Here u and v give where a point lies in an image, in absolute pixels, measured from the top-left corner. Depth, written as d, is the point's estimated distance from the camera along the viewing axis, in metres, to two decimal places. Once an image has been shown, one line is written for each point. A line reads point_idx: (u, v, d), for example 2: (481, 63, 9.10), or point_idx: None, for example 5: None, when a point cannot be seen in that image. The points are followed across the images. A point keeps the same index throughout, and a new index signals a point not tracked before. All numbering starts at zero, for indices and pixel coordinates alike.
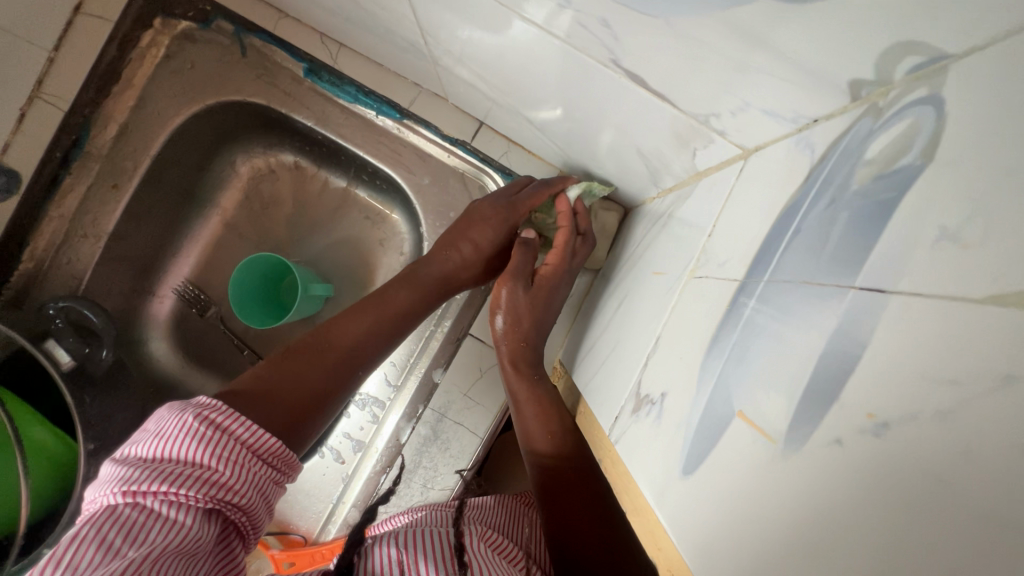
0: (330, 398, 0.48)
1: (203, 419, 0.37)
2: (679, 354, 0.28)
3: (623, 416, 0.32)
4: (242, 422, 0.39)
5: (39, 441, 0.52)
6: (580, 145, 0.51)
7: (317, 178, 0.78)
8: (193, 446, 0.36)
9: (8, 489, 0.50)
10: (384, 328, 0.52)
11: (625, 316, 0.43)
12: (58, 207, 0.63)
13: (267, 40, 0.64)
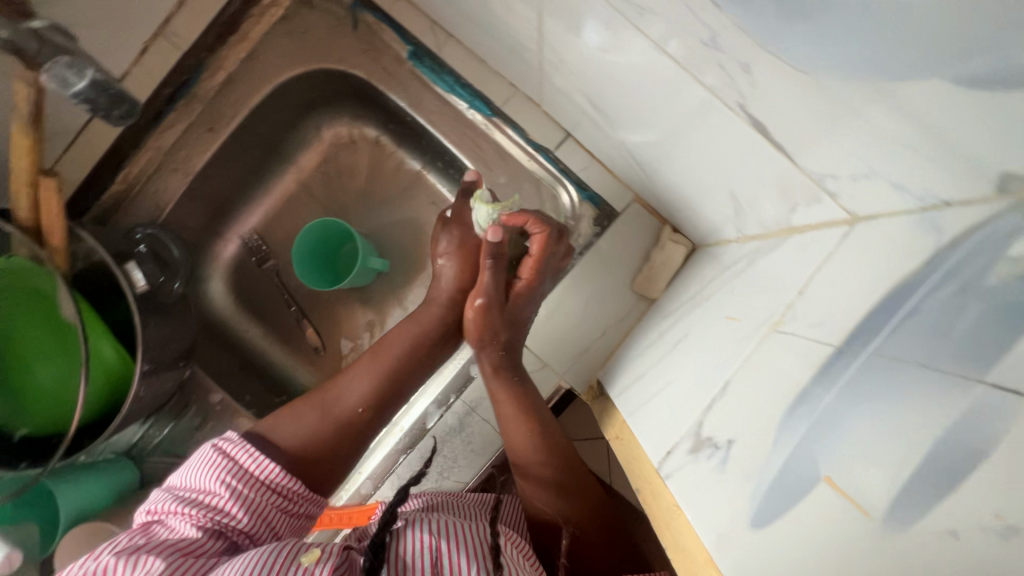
0: (335, 451, 0.56)
1: (220, 452, 0.48)
2: (755, 407, 0.29)
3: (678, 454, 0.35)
4: (250, 453, 0.49)
5: (105, 356, 0.55)
6: (666, 176, 0.51)
7: (394, 157, 0.80)
8: (208, 475, 0.47)
9: (67, 393, 0.53)
10: (380, 392, 0.59)
11: (682, 355, 0.42)
12: (158, 138, 0.67)
13: (380, 18, 0.65)
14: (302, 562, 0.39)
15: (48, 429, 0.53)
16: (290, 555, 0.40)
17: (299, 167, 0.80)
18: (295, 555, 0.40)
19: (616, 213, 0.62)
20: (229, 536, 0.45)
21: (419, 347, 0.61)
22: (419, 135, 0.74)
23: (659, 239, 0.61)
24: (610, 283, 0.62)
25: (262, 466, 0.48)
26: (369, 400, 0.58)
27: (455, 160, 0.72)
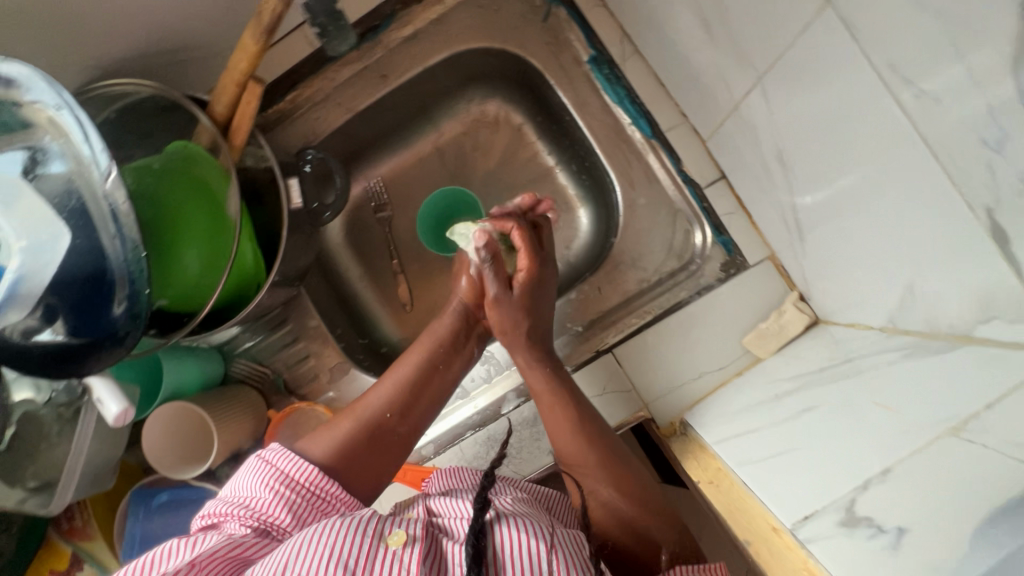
0: (367, 454, 0.58)
1: (264, 458, 0.53)
2: (946, 506, 0.33)
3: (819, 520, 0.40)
4: (289, 458, 0.53)
5: (242, 259, 0.59)
6: (825, 247, 0.51)
7: (531, 148, 0.81)
8: (253, 479, 0.52)
9: (204, 283, 0.57)
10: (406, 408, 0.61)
11: (817, 426, 0.44)
12: (335, 72, 0.71)
13: (573, 17, 0.67)
14: (389, 545, 0.47)
15: (184, 306, 0.58)
16: (377, 538, 0.47)
17: (440, 131, 0.82)
18: (380, 537, 0.48)
19: (746, 265, 0.62)
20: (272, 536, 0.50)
21: (431, 365, 0.64)
22: (568, 133, 0.75)
23: (783, 302, 0.60)
24: (720, 330, 0.62)
25: (302, 470, 0.53)
26: (392, 406, 0.60)
27: (596, 166, 0.72)
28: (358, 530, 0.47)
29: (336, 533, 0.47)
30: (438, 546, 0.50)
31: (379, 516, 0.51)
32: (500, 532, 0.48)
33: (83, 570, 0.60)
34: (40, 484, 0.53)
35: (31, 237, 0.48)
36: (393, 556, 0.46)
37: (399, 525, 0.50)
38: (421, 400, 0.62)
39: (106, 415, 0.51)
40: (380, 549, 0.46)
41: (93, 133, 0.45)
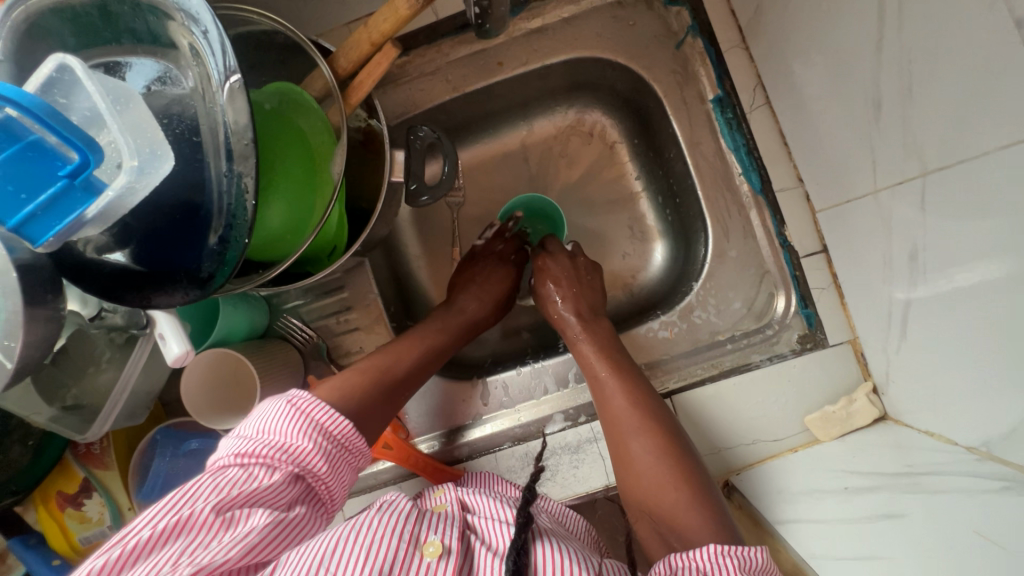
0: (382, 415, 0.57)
1: (295, 404, 0.50)
2: None
3: None
4: (324, 409, 0.50)
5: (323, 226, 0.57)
6: (928, 353, 0.50)
7: (620, 169, 0.79)
8: (289, 424, 0.48)
9: (283, 239, 0.55)
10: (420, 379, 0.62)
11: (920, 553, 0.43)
12: (450, 49, 0.68)
13: (708, 52, 0.65)
14: (424, 556, 0.45)
15: (261, 256, 0.56)
16: (412, 546, 0.45)
17: (532, 130, 0.79)
18: (416, 545, 0.45)
19: (825, 344, 0.61)
20: (306, 484, 0.47)
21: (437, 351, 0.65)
22: (666, 165, 0.73)
23: (855, 390, 0.59)
24: (784, 403, 0.61)
25: (339, 423, 0.50)
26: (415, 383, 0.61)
27: (690, 206, 0.70)
28: (394, 534, 0.45)
29: (374, 533, 0.45)
30: (471, 551, 0.47)
31: (414, 517, 0.49)
32: (541, 547, 0.46)
33: (92, 498, 0.58)
34: (77, 403, 0.52)
35: (138, 159, 0.42)
36: (427, 567, 0.44)
37: (436, 533, 0.47)
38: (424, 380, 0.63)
39: (167, 354, 0.48)
40: (416, 559, 0.44)
41: (232, 65, 0.42)
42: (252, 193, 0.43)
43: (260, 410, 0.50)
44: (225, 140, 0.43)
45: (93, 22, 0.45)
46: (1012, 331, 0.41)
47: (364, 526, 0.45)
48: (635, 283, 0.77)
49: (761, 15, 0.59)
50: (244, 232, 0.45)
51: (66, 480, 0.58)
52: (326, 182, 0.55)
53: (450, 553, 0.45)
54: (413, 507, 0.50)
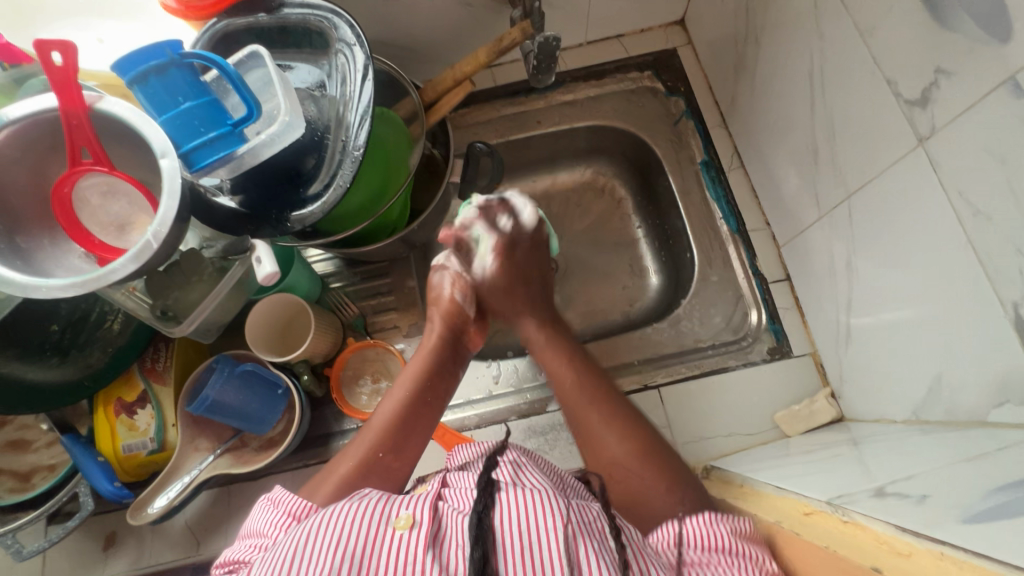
0: (371, 475, 0.57)
1: (268, 501, 0.56)
2: (944, 481, 0.36)
3: (854, 495, 0.39)
4: (286, 497, 0.54)
5: (387, 210, 0.72)
6: (867, 347, 0.61)
7: (625, 217, 0.94)
8: (261, 522, 0.54)
9: (357, 215, 0.69)
10: (393, 432, 0.61)
11: (850, 463, 0.50)
12: (501, 108, 0.89)
13: (698, 129, 0.85)
14: (395, 528, 0.47)
15: (336, 224, 0.70)
16: (383, 522, 0.47)
17: (555, 180, 0.97)
18: (387, 521, 0.47)
19: (790, 354, 0.72)
20: None
21: (417, 399, 0.64)
22: (662, 214, 0.89)
23: (816, 394, 0.69)
24: (756, 403, 0.71)
25: (301, 505, 0.53)
26: (382, 441, 0.60)
27: (680, 245, 0.85)
28: (365, 518, 0.47)
29: (341, 518, 0.47)
30: (442, 517, 0.49)
31: (386, 499, 0.51)
32: (497, 520, 0.46)
33: (144, 409, 0.66)
34: (167, 313, 0.63)
35: (288, 115, 0.58)
36: (398, 539, 0.46)
37: (406, 509, 0.49)
38: (409, 433, 0.62)
39: (259, 272, 0.60)
40: (387, 533, 0.46)
41: (366, 60, 0.60)
42: (360, 156, 0.59)
43: (256, 508, 0.57)
44: (349, 118, 0.60)
45: (271, 36, 0.65)
46: (911, 309, 0.53)
47: (333, 514, 0.47)
48: (632, 309, 0.89)
49: (735, 102, 0.79)
50: (345, 179, 0.59)
51: (128, 389, 0.67)
52: (398, 175, 0.71)
53: (418, 525, 0.47)
54: (383, 494, 0.52)
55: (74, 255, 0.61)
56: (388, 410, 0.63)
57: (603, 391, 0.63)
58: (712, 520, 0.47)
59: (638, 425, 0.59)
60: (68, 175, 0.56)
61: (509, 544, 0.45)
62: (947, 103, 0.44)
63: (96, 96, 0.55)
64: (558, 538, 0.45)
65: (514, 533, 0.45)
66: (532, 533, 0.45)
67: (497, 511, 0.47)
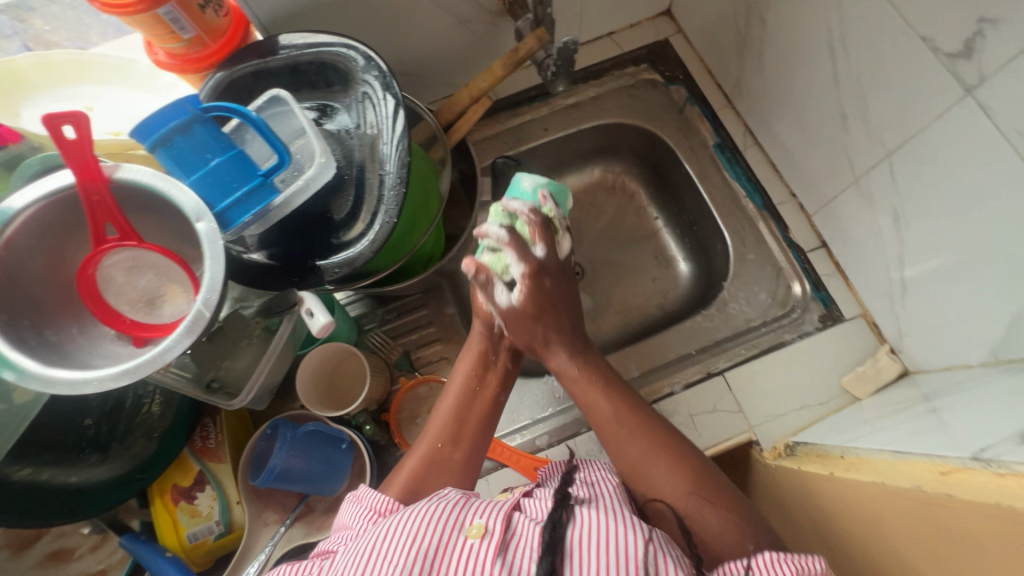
0: (435, 465, 0.56)
1: (353, 497, 0.54)
2: None
3: (999, 446, 0.39)
4: (371, 493, 0.52)
5: (422, 246, 0.69)
6: (925, 299, 0.62)
7: (641, 210, 0.94)
8: (350, 510, 0.52)
9: (393, 256, 0.65)
10: (451, 425, 0.59)
11: (953, 413, 0.51)
12: (506, 120, 0.88)
13: (705, 114, 0.86)
14: (468, 537, 0.44)
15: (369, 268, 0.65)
16: (457, 529, 0.44)
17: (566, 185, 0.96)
18: (460, 529, 0.44)
19: (842, 318, 0.73)
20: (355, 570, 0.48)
21: (467, 389, 0.61)
22: (681, 202, 0.89)
23: (876, 353, 0.70)
24: (821, 372, 0.71)
25: (389, 503, 0.51)
26: (442, 433, 0.58)
27: (707, 229, 0.85)
28: (441, 521, 0.45)
29: (417, 521, 0.44)
30: (516, 523, 0.46)
31: (462, 504, 0.47)
32: (572, 529, 0.44)
33: (205, 492, 0.62)
34: (214, 383, 0.59)
35: (324, 158, 0.55)
36: (470, 549, 0.43)
37: (480, 516, 0.46)
38: (468, 424, 0.59)
39: (312, 325, 0.58)
40: (459, 541, 0.43)
41: (394, 91, 0.58)
42: (403, 185, 0.56)
43: (339, 515, 0.55)
44: (382, 149, 0.58)
45: (282, 78, 0.62)
46: (974, 254, 0.54)
47: (414, 515, 0.45)
48: (668, 300, 0.89)
49: (742, 82, 0.80)
50: (389, 215, 0.56)
51: (181, 474, 0.63)
52: (431, 208, 0.67)
53: (491, 534, 0.44)
54: (462, 496, 0.49)
55: (107, 338, 0.56)
56: (447, 406, 0.61)
57: (664, 433, 0.56)
58: (775, 560, 0.43)
59: (706, 474, 0.52)
60: (93, 256, 0.52)
61: (588, 545, 0.42)
62: (995, 51, 0.45)
63: (113, 166, 0.51)
64: (635, 549, 0.42)
65: (588, 542, 0.42)
66: (607, 538, 0.42)
67: (574, 522, 0.44)
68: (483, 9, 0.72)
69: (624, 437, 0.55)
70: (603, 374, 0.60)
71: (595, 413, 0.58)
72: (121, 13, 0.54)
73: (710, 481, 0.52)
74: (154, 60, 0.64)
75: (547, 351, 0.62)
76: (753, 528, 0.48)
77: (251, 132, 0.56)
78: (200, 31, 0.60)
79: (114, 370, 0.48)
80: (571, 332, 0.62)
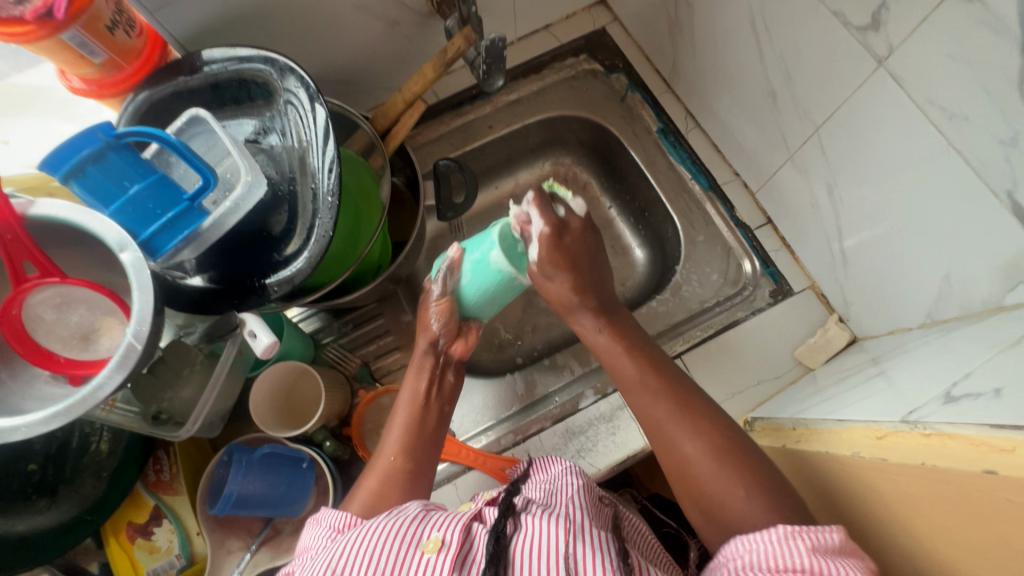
0: (394, 477, 0.56)
1: (312, 520, 0.53)
2: (1006, 370, 0.38)
3: (926, 407, 0.41)
4: (328, 513, 0.52)
5: (370, 256, 0.68)
6: (865, 267, 0.64)
7: (594, 200, 0.95)
8: (310, 533, 0.52)
9: (338, 267, 0.64)
10: (406, 440, 0.58)
11: (893, 376, 0.52)
12: (449, 121, 0.87)
13: (646, 100, 0.86)
14: (424, 552, 0.44)
15: (315, 283, 0.64)
16: (412, 544, 0.44)
17: (518, 181, 0.95)
18: (416, 543, 0.44)
19: (792, 292, 0.74)
20: None
21: (418, 402, 0.61)
22: (631, 189, 0.90)
23: (826, 323, 0.72)
24: (774, 346, 0.72)
25: (349, 520, 0.51)
26: (397, 447, 0.58)
27: (658, 214, 0.86)
28: (398, 538, 0.44)
29: (373, 538, 0.44)
30: (472, 534, 0.46)
31: (421, 518, 0.47)
32: (518, 541, 0.44)
33: (161, 526, 0.61)
34: (162, 416, 0.58)
35: (251, 174, 0.54)
36: (427, 564, 0.43)
37: (438, 529, 0.46)
38: (419, 438, 0.59)
39: (257, 346, 0.57)
40: (413, 556, 0.43)
41: (318, 99, 0.57)
42: (335, 196, 0.55)
43: (300, 540, 0.53)
44: (313, 160, 0.57)
45: (205, 97, 0.61)
46: (902, 221, 0.56)
47: (370, 531, 0.45)
48: (626, 288, 0.89)
49: (679, 65, 0.81)
50: (326, 228, 0.55)
51: (136, 511, 0.62)
52: (371, 213, 0.66)
53: (448, 547, 0.44)
54: (421, 509, 0.49)
55: (41, 380, 0.54)
56: (398, 423, 0.60)
57: (693, 403, 0.55)
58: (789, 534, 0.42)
59: (732, 435, 0.52)
60: (14, 296, 0.50)
61: (535, 551, 0.43)
62: (899, 21, 0.47)
63: (27, 203, 0.49)
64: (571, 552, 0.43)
65: (532, 555, 0.43)
66: (550, 546, 0.43)
67: (520, 535, 0.45)
68: (410, 11, 0.71)
69: (663, 445, 0.54)
70: (635, 344, 0.60)
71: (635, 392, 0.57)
72: (22, 42, 0.52)
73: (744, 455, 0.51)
74: (69, 87, 0.62)
75: (577, 319, 0.62)
76: (779, 490, 0.48)
77: (172, 155, 0.54)
78: (112, 54, 0.57)
79: (43, 413, 0.46)
80: (603, 296, 0.62)
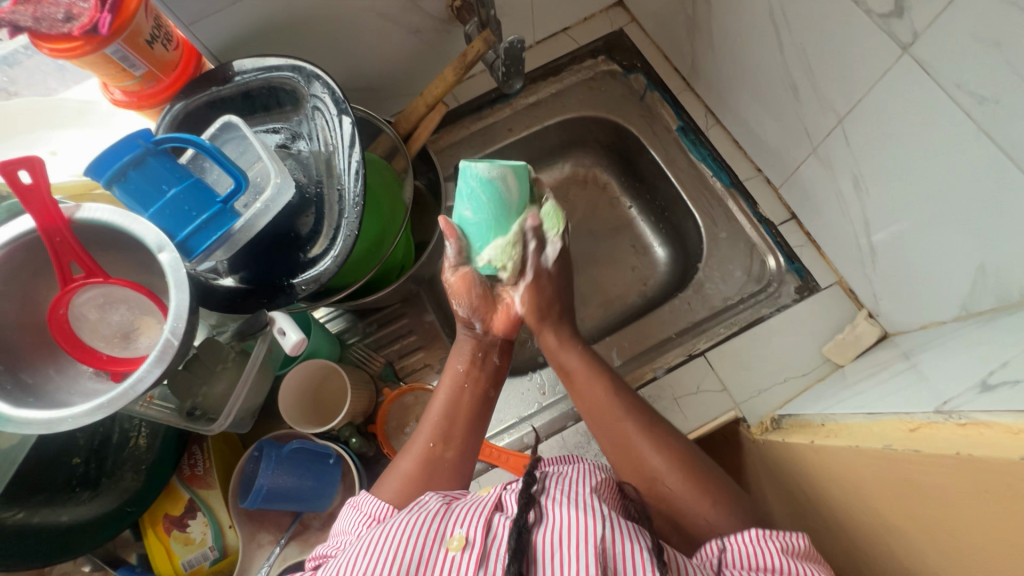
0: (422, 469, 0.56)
1: (352, 502, 0.55)
2: None
3: (959, 397, 0.40)
4: (365, 497, 0.53)
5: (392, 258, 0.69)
6: (895, 261, 0.62)
7: (614, 201, 0.95)
8: (347, 516, 0.53)
9: (359, 270, 0.66)
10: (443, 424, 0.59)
11: (925, 368, 0.51)
12: (469, 125, 0.88)
13: (665, 99, 0.86)
14: (449, 550, 0.44)
15: (337, 284, 0.65)
16: (437, 541, 0.45)
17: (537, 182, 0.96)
18: (440, 540, 0.45)
19: (818, 288, 0.73)
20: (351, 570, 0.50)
21: (458, 386, 0.62)
22: (651, 189, 0.90)
23: (854, 319, 0.70)
24: (800, 342, 0.71)
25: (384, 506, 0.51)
26: (435, 433, 0.59)
27: (679, 212, 0.86)
28: (421, 534, 0.45)
29: (399, 535, 0.45)
30: (492, 526, 0.46)
31: (443, 514, 0.47)
32: (540, 532, 0.44)
33: (196, 519, 0.64)
34: (196, 411, 0.60)
35: (281, 178, 0.56)
36: (451, 562, 0.43)
37: (461, 525, 0.46)
38: (459, 421, 0.60)
39: (286, 344, 0.59)
40: (440, 554, 0.44)
41: (343, 102, 0.59)
42: (360, 198, 0.56)
43: (339, 514, 0.55)
44: (339, 163, 0.59)
45: (236, 104, 0.63)
46: (933, 211, 0.54)
47: (395, 527, 0.45)
48: (647, 287, 0.89)
49: (699, 63, 0.81)
50: (352, 226, 0.56)
51: (173, 503, 0.64)
52: (398, 216, 0.68)
53: (473, 545, 0.44)
54: (442, 504, 0.49)
55: (85, 375, 0.57)
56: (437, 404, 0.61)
57: (633, 411, 0.59)
58: (762, 537, 0.45)
59: (691, 454, 0.56)
60: (61, 297, 0.53)
61: (555, 543, 0.43)
62: (923, 7, 0.46)
63: (74, 207, 0.52)
64: (592, 540, 0.43)
65: (556, 546, 0.43)
66: (572, 535, 0.43)
67: (542, 526, 0.45)
68: (431, 18, 0.72)
69: (612, 419, 0.59)
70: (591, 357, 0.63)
71: (588, 391, 0.61)
72: (70, 57, 0.55)
73: (698, 470, 0.54)
74: (111, 98, 0.65)
75: (543, 336, 0.65)
76: None
77: (206, 160, 0.57)
78: (151, 66, 0.60)
79: (88, 405, 0.49)
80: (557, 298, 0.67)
